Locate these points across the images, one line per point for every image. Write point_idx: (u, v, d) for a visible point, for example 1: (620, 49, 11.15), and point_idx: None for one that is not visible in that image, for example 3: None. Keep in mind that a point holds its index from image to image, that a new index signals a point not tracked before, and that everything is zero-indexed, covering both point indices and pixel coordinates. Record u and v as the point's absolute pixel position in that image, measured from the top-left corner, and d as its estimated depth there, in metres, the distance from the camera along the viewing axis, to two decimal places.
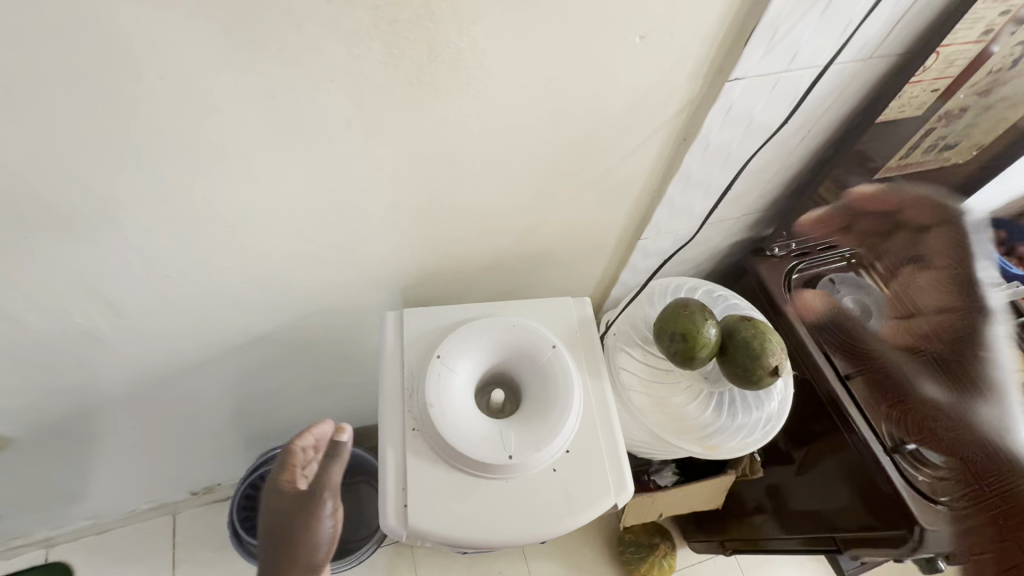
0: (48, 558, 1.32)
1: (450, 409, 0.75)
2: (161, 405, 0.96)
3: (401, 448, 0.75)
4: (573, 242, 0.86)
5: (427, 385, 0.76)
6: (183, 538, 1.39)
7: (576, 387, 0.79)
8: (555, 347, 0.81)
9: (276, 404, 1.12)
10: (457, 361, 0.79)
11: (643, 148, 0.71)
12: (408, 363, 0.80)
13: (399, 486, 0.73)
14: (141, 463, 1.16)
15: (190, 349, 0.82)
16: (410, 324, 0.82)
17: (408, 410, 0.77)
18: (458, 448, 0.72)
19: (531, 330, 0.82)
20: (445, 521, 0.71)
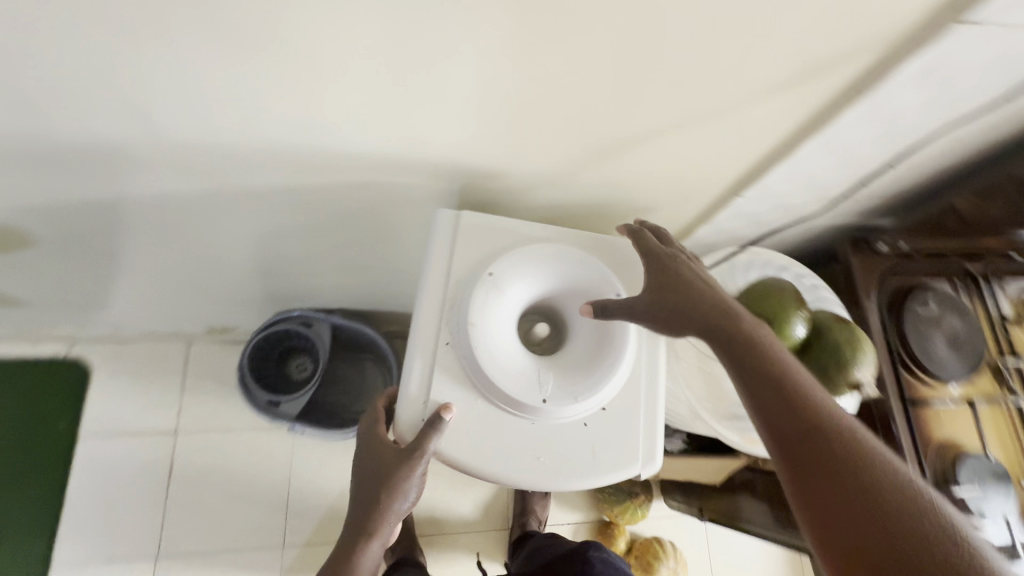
0: (69, 354, 1.39)
1: (492, 332, 0.72)
2: (192, 243, 0.93)
3: (433, 364, 0.72)
4: (667, 183, 0.75)
5: (472, 301, 0.72)
6: (192, 368, 1.44)
7: (629, 346, 0.76)
8: (618, 297, 0.76)
9: (305, 268, 1.09)
10: (509, 282, 0.74)
11: (803, 88, 0.58)
12: (455, 274, 0.75)
13: (422, 399, 0.71)
14: (166, 291, 1.16)
15: (228, 194, 0.76)
16: (466, 232, 0.76)
17: (445, 323, 0.73)
18: (496, 378, 0.70)
19: (596, 271, 0.77)
20: (463, 448, 0.70)
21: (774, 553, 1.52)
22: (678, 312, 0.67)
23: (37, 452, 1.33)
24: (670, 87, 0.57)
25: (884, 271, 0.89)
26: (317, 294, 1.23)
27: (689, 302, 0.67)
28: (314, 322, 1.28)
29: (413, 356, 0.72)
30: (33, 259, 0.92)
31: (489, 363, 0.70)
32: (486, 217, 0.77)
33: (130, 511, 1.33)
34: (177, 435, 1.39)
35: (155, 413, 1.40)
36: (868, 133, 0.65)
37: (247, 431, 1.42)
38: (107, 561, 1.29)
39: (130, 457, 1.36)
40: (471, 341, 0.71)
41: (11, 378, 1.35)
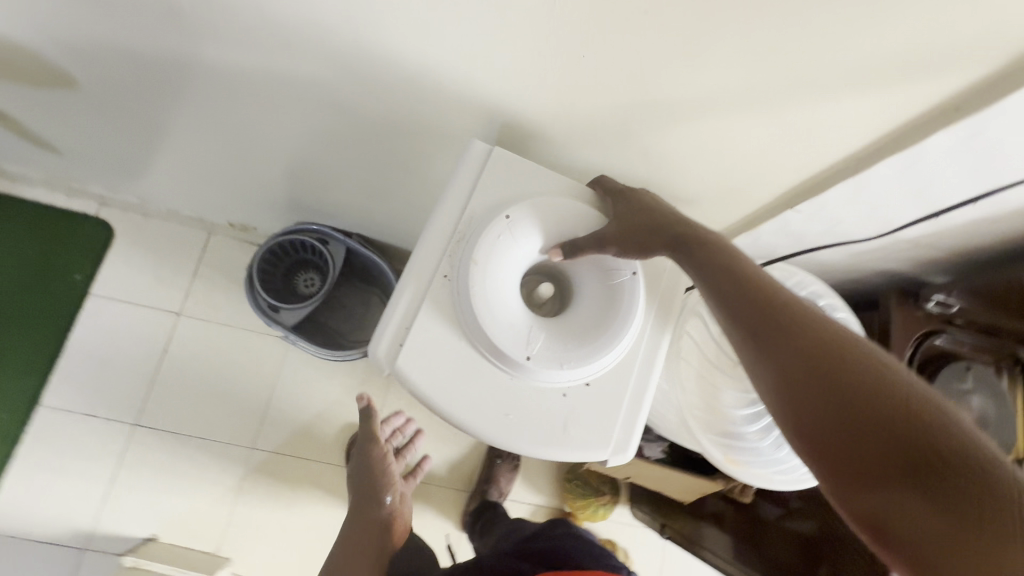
0: (97, 213, 1.43)
1: (493, 277, 0.71)
2: (228, 126, 0.92)
3: (428, 293, 0.72)
4: (715, 176, 0.70)
5: (479, 241, 0.71)
6: (207, 258, 1.46)
7: (631, 329, 0.74)
8: (634, 276, 0.74)
9: (332, 182, 1.08)
10: (523, 232, 0.73)
11: (888, 95, 0.52)
12: (471, 212, 0.74)
13: (407, 324, 0.72)
14: (196, 173, 1.17)
15: (270, 78, 0.75)
16: (491, 172, 0.74)
17: (449, 258, 0.73)
18: (485, 322, 0.69)
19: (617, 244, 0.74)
20: (435, 383, 0.71)
21: None
22: (650, 238, 0.67)
23: (47, 298, 1.37)
24: (747, 58, 0.52)
25: (923, 330, 0.82)
26: (340, 213, 1.22)
27: (666, 223, 0.66)
28: (330, 240, 1.26)
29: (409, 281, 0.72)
30: (76, 104, 0.94)
31: (483, 306, 0.70)
32: (517, 163, 0.75)
33: (119, 375, 1.37)
34: (179, 316, 1.42)
35: (163, 290, 1.43)
36: (952, 168, 0.59)
37: (244, 330, 1.44)
38: (87, 416, 1.34)
39: (131, 325, 1.40)
40: (470, 281, 0.70)
41: (40, 222, 1.39)
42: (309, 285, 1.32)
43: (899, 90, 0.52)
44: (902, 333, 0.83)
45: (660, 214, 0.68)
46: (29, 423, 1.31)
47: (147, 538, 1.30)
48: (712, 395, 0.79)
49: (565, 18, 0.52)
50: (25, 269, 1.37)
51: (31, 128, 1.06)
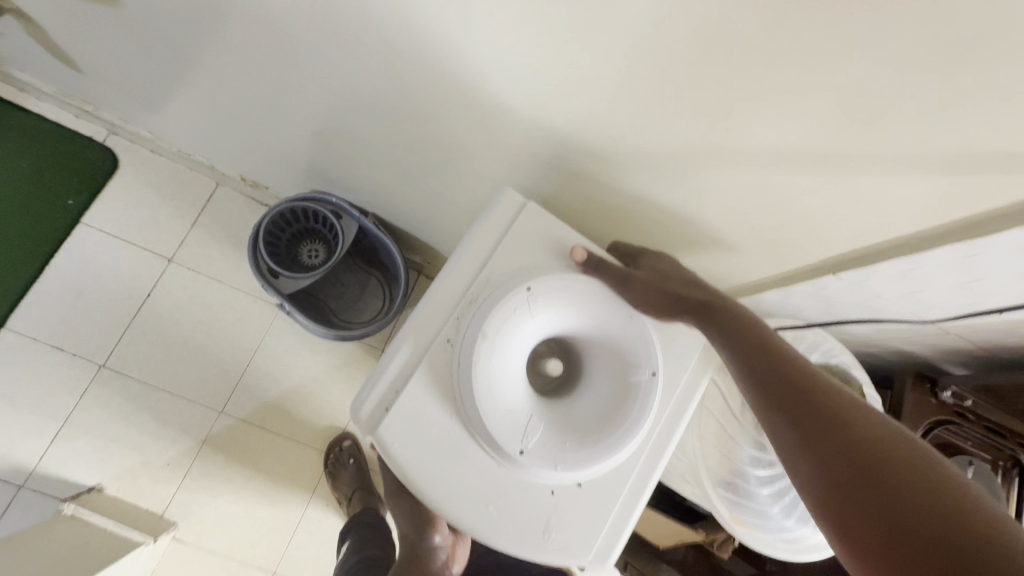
0: (105, 140, 1.37)
1: (499, 352, 0.73)
2: (269, 79, 0.89)
3: (427, 357, 0.74)
4: (765, 225, 0.69)
5: (493, 313, 0.73)
6: (210, 209, 1.41)
7: (637, 433, 0.75)
8: (653, 377, 0.76)
9: (361, 157, 1.04)
10: (540, 310, 0.75)
11: (967, 180, 0.51)
12: (485, 277, 0.76)
13: (398, 385, 0.73)
14: (220, 121, 1.13)
15: (328, 38, 0.72)
16: (511, 243, 0.78)
17: (455, 323, 0.75)
18: (483, 403, 0.71)
19: (639, 341, 0.77)
20: (417, 455, 0.71)
21: None
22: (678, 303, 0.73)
23: (33, 218, 1.30)
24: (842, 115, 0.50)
25: (933, 419, 0.84)
26: (360, 190, 1.18)
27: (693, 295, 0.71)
28: (344, 215, 1.22)
29: (406, 339, 0.74)
30: (116, 25, 0.89)
31: (485, 384, 0.71)
32: (540, 237, 0.79)
33: (94, 311, 1.30)
34: (170, 262, 1.36)
35: (158, 232, 1.37)
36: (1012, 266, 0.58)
37: (234, 289, 1.39)
38: (52, 348, 1.27)
39: (118, 262, 1.34)
40: (473, 353, 0.72)
41: (44, 137, 1.33)
42: (313, 257, 1.28)
43: (981, 179, 0.51)
44: (914, 416, 0.84)
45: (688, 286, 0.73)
46: None
47: (91, 487, 1.23)
48: (729, 449, 0.83)
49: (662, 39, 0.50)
50: (17, 184, 1.30)
51: (57, 39, 1.00)
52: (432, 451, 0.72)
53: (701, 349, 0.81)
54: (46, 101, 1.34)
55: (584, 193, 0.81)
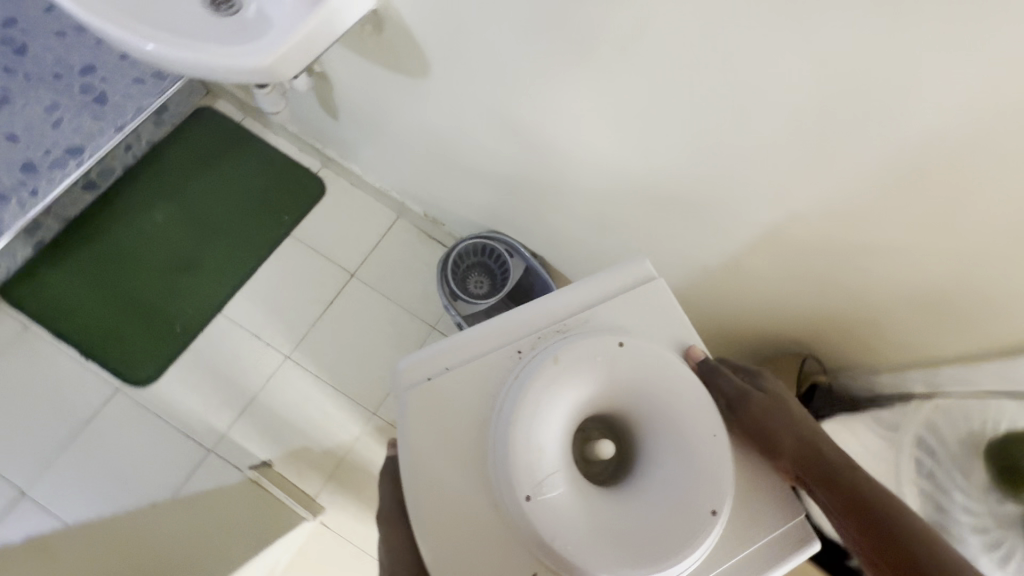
0: (318, 171, 1.66)
1: (560, 384, 0.69)
2: (505, 138, 1.10)
3: (497, 351, 0.74)
4: (949, 299, 0.81)
5: (576, 343, 0.72)
6: (390, 236, 1.65)
7: (663, 563, 0.64)
8: (712, 515, 0.66)
9: (549, 208, 1.22)
10: (619, 372, 0.72)
11: None
12: (584, 317, 0.76)
13: (457, 360, 0.73)
14: (429, 165, 1.36)
15: (581, 116, 0.93)
16: (616, 304, 0.78)
17: (537, 339, 0.75)
18: (523, 429, 0.66)
19: (714, 459, 0.68)
20: (435, 431, 0.68)
21: None
22: (787, 433, 0.71)
23: (257, 226, 1.58)
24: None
25: None
26: (533, 234, 1.36)
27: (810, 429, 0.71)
28: (515, 254, 1.41)
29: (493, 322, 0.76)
30: (392, 87, 1.16)
31: (536, 414, 0.67)
32: (642, 313, 0.78)
33: (288, 309, 1.53)
34: (352, 276, 1.60)
35: (347, 250, 1.62)
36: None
37: (398, 306, 1.59)
38: (251, 335, 1.49)
39: (310, 271, 1.58)
40: (540, 371, 0.69)
41: (274, 163, 1.65)
42: (478, 287, 1.46)
43: None
44: None
45: (804, 418, 0.72)
46: (207, 325, 1.48)
47: (264, 462, 1.39)
48: None
49: (921, 133, 0.65)
50: (248, 199, 1.60)
51: (332, 93, 1.30)
52: (441, 441, 0.68)
53: (784, 523, 0.70)
54: (280, 137, 1.67)
55: (778, 259, 0.93)
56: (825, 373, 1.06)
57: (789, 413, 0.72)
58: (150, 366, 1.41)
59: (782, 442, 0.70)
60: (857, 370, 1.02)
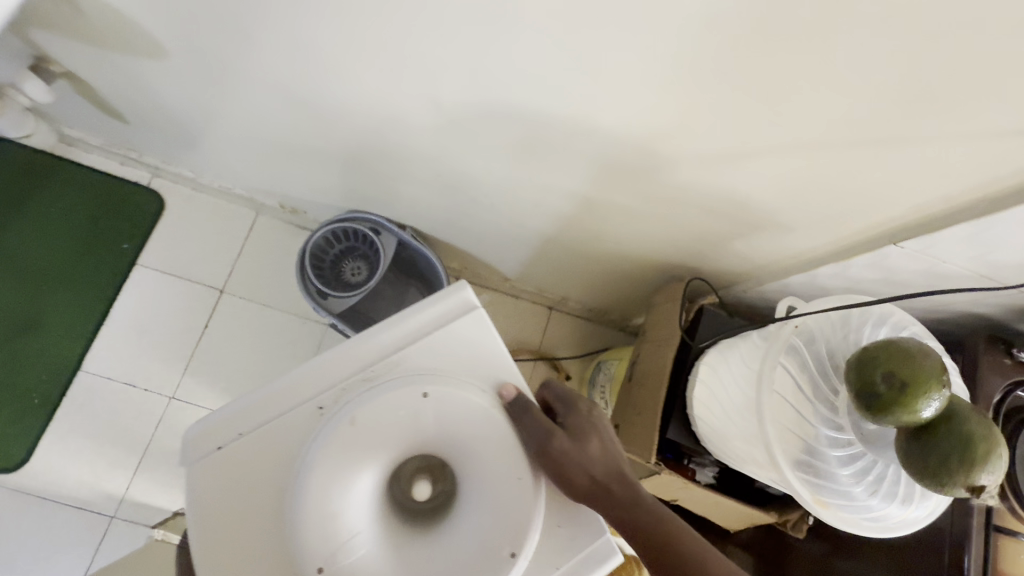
0: (149, 184, 1.44)
1: (352, 453, 0.61)
2: (304, 111, 0.91)
3: (297, 409, 0.63)
4: (803, 205, 0.67)
5: (376, 399, 0.62)
6: (254, 237, 1.46)
7: None
8: (509, 558, 0.60)
9: (390, 175, 1.05)
10: (423, 425, 0.63)
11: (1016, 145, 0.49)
12: (394, 361, 0.65)
13: (251, 423, 0.63)
14: (253, 152, 1.17)
15: (352, 72, 0.75)
16: (430, 342, 0.66)
17: (341, 392, 0.64)
18: (309, 511, 0.59)
19: (521, 500, 0.62)
20: (229, 505, 0.60)
21: None
22: (592, 465, 0.62)
23: (94, 264, 1.38)
24: (918, 86, 0.47)
25: (1010, 378, 0.75)
26: (392, 206, 1.20)
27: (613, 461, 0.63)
28: (383, 231, 1.26)
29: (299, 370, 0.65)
30: (156, 74, 0.94)
31: (323, 493, 0.59)
32: (457, 349, 0.66)
33: (159, 347, 1.38)
34: (222, 293, 1.43)
35: (209, 265, 1.44)
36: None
37: (283, 313, 1.44)
38: (126, 386, 1.35)
39: (174, 298, 1.41)
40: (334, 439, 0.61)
41: (92, 186, 1.40)
42: (355, 274, 1.29)
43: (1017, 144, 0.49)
44: (992, 383, 0.74)
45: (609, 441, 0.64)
46: (70, 388, 1.32)
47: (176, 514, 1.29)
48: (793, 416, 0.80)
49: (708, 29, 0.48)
50: (75, 232, 1.38)
51: (101, 94, 1.07)
52: (235, 517, 0.60)
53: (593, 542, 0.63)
54: (90, 154, 1.41)
55: (625, 194, 0.79)
56: (714, 292, 0.98)
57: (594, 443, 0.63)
58: (18, 447, 1.26)
59: (576, 484, 0.61)
60: (743, 282, 0.94)
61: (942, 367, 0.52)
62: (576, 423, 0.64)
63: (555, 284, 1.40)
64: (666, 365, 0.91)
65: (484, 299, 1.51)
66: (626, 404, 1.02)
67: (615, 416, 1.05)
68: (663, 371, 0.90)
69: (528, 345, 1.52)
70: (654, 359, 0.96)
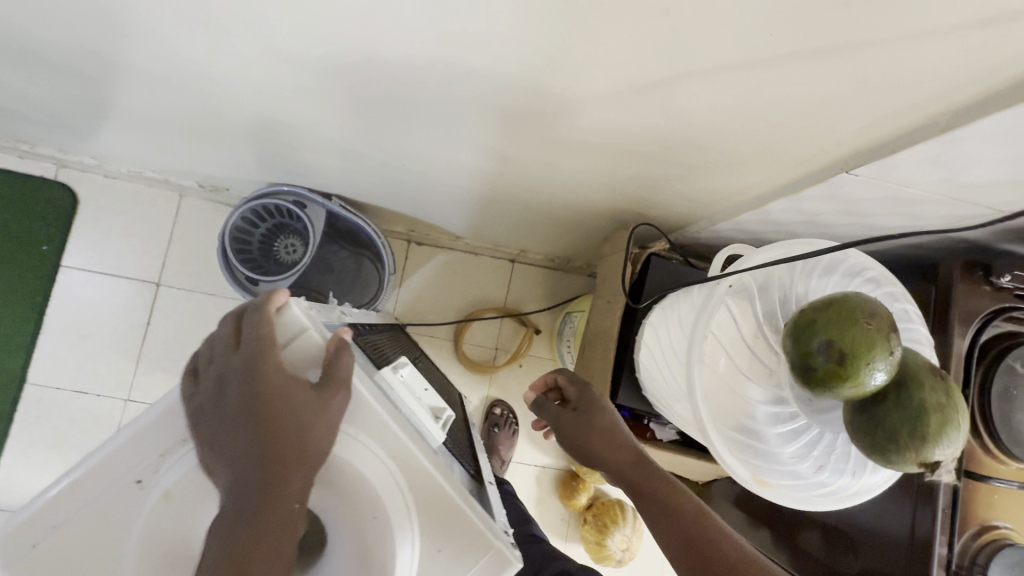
0: (56, 177, 1.30)
1: (187, 526, 0.44)
2: (167, 85, 0.77)
3: (213, 395, 0.43)
4: (739, 133, 0.56)
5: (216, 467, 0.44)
6: (183, 221, 1.35)
7: None
8: None
9: (292, 144, 0.92)
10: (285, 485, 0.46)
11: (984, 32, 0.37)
12: None
13: (68, 509, 0.45)
14: (143, 132, 1.02)
15: (184, 32, 0.61)
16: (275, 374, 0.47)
17: (160, 456, 0.46)
18: (223, 556, 0.38)
19: (379, 547, 0.46)
20: None
21: None
22: (607, 440, 0.66)
23: (17, 272, 1.28)
24: None
25: (988, 311, 0.65)
26: (312, 176, 1.08)
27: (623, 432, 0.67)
28: (308, 204, 1.13)
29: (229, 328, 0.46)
30: None
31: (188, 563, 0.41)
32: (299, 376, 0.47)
33: (103, 350, 1.32)
34: (159, 285, 1.34)
35: (141, 259, 1.34)
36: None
37: (228, 299, 1.36)
38: (77, 393, 1.30)
39: (110, 297, 1.32)
40: (278, 409, 0.42)
41: None
42: (291, 252, 1.20)
43: (983, 32, 0.37)
44: (963, 316, 0.65)
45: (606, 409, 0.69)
46: (21, 402, 1.27)
47: None
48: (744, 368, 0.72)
49: None
50: None
51: None
52: None
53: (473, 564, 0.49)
54: None
55: (540, 139, 0.67)
56: (664, 236, 0.88)
57: (600, 416, 0.68)
58: None
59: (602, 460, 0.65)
60: (695, 223, 0.83)
61: (892, 324, 0.43)
62: (576, 394, 0.72)
63: (511, 238, 1.30)
64: (614, 325, 0.82)
65: (440, 260, 1.42)
66: (581, 366, 0.95)
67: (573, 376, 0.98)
68: (612, 331, 0.82)
69: (493, 303, 1.44)
70: (604, 318, 0.88)
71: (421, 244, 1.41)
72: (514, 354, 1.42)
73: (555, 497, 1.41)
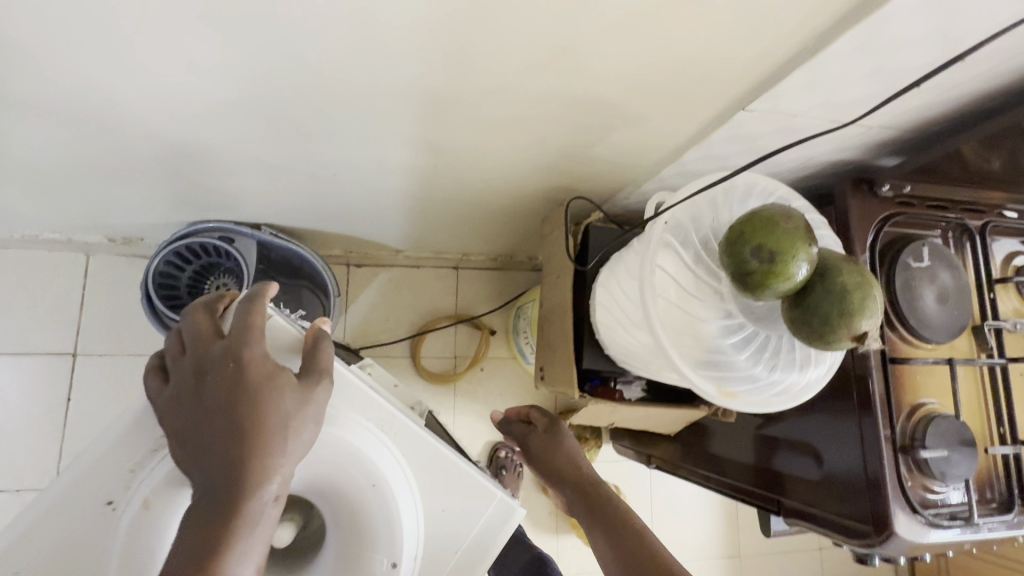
0: None
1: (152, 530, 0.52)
2: (61, 127, 0.72)
3: (190, 385, 0.45)
4: (648, 86, 0.61)
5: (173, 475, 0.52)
6: (95, 281, 1.24)
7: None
8: (393, 568, 0.55)
9: (211, 173, 0.89)
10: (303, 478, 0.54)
11: None
12: None
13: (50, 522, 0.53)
14: (36, 188, 0.94)
15: (81, 61, 0.58)
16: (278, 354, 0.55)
17: (131, 472, 0.54)
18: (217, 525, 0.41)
19: (382, 508, 0.55)
20: None
21: (725, 510, 1.50)
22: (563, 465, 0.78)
23: None
24: None
25: (880, 218, 0.75)
26: (236, 206, 1.03)
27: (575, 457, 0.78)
28: (236, 237, 1.08)
29: (205, 321, 0.50)
30: None
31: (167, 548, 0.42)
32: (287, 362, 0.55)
33: (16, 440, 1.17)
34: (75, 356, 1.22)
35: (49, 331, 1.21)
36: (921, 29, 0.49)
37: None
38: None
39: (15, 378, 1.18)
40: (263, 390, 0.44)
41: None
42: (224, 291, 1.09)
43: None
44: (862, 226, 0.74)
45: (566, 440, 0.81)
46: None
47: None
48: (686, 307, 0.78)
49: None
50: None
51: None
52: None
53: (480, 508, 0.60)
54: None
55: (467, 122, 0.70)
56: (597, 206, 0.94)
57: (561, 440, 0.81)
58: None
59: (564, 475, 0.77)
60: (623, 189, 0.89)
61: (806, 223, 0.49)
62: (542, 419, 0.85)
63: (451, 243, 1.31)
64: (567, 295, 0.86)
65: (384, 278, 1.40)
66: (544, 345, 0.97)
67: (537, 359, 1.00)
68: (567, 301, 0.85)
69: (444, 311, 1.44)
70: (556, 291, 0.91)
71: (361, 265, 1.39)
72: (474, 358, 1.42)
73: (540, 492, 1.40)
